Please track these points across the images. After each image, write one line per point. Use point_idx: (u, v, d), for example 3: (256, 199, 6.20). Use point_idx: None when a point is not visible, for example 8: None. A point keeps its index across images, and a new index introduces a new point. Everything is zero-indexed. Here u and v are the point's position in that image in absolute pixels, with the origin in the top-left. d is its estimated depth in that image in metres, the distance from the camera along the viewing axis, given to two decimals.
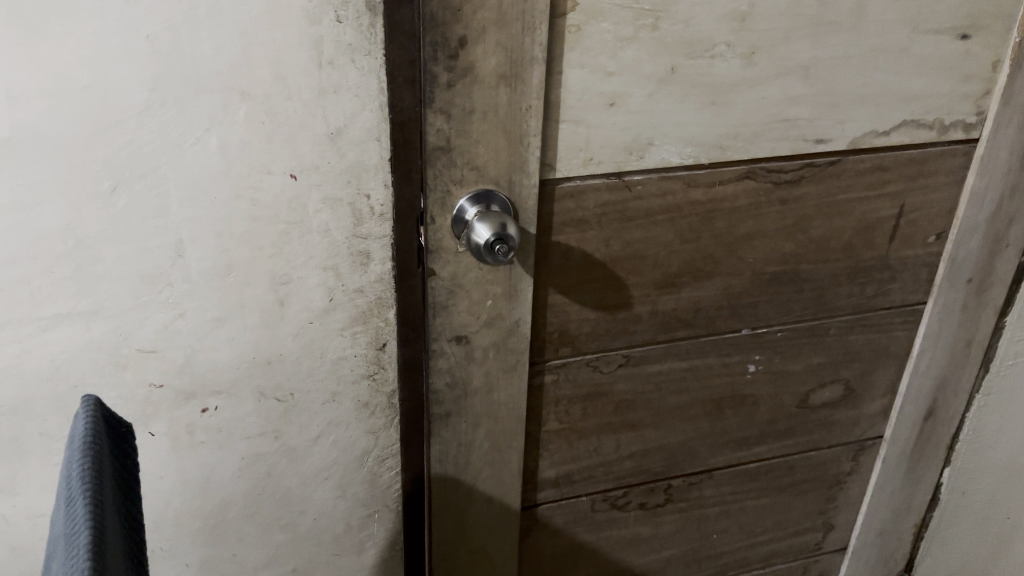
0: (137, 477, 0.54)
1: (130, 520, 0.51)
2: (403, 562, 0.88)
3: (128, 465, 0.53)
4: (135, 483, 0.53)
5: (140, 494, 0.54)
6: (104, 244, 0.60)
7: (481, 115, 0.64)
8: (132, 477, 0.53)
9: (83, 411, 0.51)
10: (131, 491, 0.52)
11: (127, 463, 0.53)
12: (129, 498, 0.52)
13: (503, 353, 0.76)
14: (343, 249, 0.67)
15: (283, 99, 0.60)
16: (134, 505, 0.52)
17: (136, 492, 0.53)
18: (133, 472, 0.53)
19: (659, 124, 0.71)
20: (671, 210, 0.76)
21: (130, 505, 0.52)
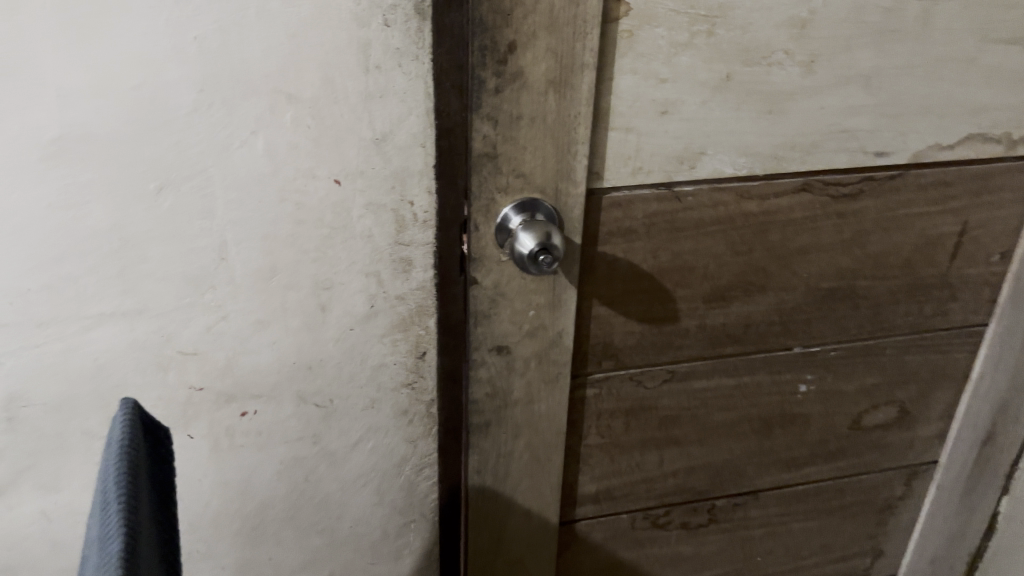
0: (172, 482, 0.54)
1: (164, 527, 0.51)
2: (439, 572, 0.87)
3: (164, 470, 0.53)
4: (170, 489, 0.53)
5: (176, 501, 0.54)
6: (149, 244, 0.59)
7: (529, 121, 0.62)
8: (168, 482, 0.53)
9: (122, 412, 0.51)
10: (165, 496, 0.52)
11: (164, 468, 0.53)
12: (164, 502, 0.52)
13: (545, 364, 0.75)
14: (386, 255, 0.66)
15: (331, 103, 0.59)
16: (169, 512, 0.52)
17: (171, 497, 0.53)
18: (168, 477, 0.53)
19: (712, 133, 0.68)
20: (722, 221, 0.73)
21: (165, 511, 0.51)
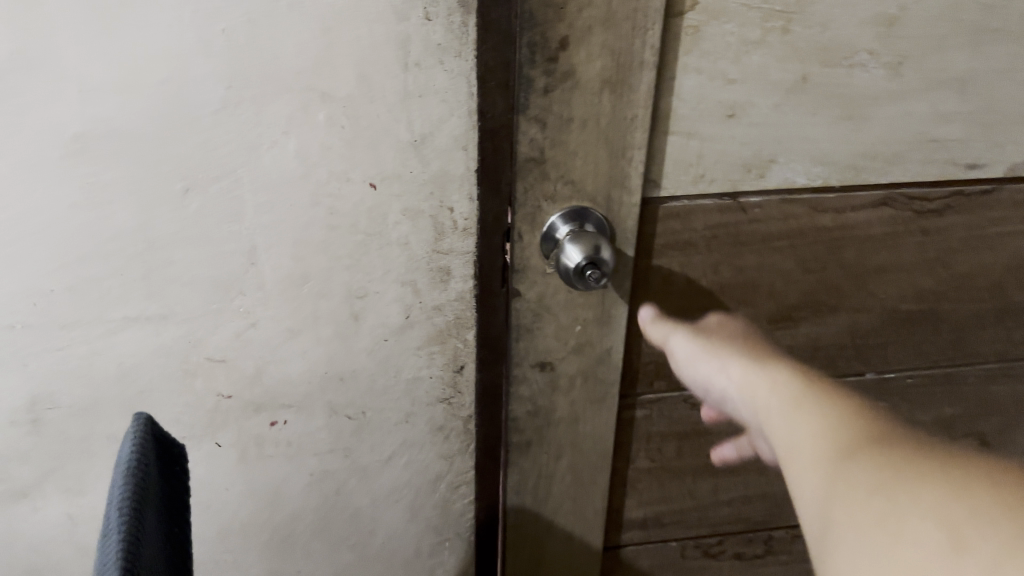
0: (183, 509, 0.51)
1: (172, 557, 0.48)
2: None
3: (174, 498, 0.50)
4: (179, 518, 0.50)
5: (185, 531, 0.51)
6: (175, 247, 0.57)
7: (581, 124, 0.57)
8: (177, 511, 0.50)
9: (133, 430, 0.48)
10: (175, 525, 0.49)
11: (175, 490, 0.51)
12: (173, 532, 0.49)
13: (591, 383, 0.70)
14: (423, 264, 0.62)
15: (366, 102, 0.55)
16: (178, 543, 0.49)
17: (181, 525, 0.50)
18: (178, 506, 0.50)
19: (784, 138, 0.62)
20: (792, 235, 0.67)
21: (173, 542, 0.49)
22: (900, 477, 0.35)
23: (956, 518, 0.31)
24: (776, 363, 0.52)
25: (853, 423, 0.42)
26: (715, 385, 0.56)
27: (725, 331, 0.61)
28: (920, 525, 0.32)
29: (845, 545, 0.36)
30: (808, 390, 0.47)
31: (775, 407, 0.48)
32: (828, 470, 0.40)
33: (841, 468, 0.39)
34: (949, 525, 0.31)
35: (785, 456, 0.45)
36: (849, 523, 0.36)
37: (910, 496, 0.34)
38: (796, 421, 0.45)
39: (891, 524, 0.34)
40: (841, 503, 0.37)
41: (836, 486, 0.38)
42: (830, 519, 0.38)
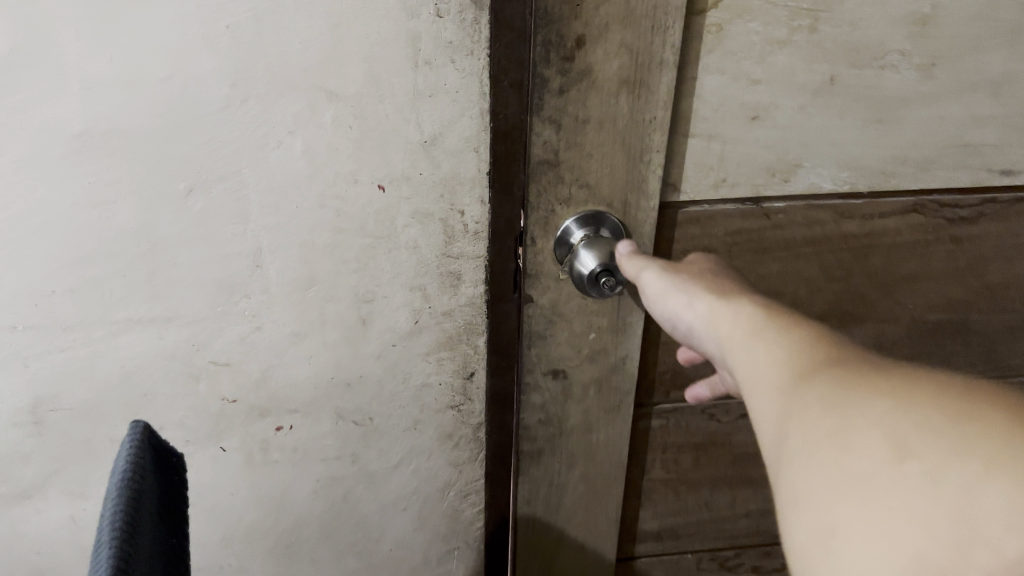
0: (178, 523, 0.50)
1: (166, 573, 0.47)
2: None
3: (169, 512, 0.49)
4: (174, 533, 0.49)
5: (180, 546, 0.49)
6: (179, 248, 0.56)
7: (597, 125, 0.55)
8: (172, 525, 0.49)
9: (129, 440, 0.47)
10: (170, 539, 0.48)
11: (172, 501, 0.49)
12: (167, 546, 0.47)
13: (606, 391, 0.68)
14: (433, 268, 0.60)
15: (375, 101, 0.53)
16: (172, 558, 0.48)
17: (176, 540, 0.49)
18: (173, 519, 0.49)
19: (809, 142, 0.59)
20: (817, 242, 0.65)
21: (168, 557, 0.47)
22: (846, 383, 0.31)
23: (903, 423, 0.28)
24: (749, 297, 0.43)
25: (811, 339, 0.36)
26: (682, 323, 0.47)
27: (702, 267, 0.50)
28: (866, 434, 0.29)
29: (787, 458, 0.32)
30: (773, 316, 0.40)
31: (737, 337, 0.40)
32: (773, 377, 0.35)
33: (788, 378, 0.34)
34: (896, 432, 0.28)
35: (744, 389, 0.38)
36: (790, 433, 0.32)
37: (859, 413, 0.29)
38: (755, 346, 0.38)
39: (834, 431, 0.30)
40: (784, 412, 0.33)
41: (779, 397, 0.34)
42: (774, 432, 0.34)
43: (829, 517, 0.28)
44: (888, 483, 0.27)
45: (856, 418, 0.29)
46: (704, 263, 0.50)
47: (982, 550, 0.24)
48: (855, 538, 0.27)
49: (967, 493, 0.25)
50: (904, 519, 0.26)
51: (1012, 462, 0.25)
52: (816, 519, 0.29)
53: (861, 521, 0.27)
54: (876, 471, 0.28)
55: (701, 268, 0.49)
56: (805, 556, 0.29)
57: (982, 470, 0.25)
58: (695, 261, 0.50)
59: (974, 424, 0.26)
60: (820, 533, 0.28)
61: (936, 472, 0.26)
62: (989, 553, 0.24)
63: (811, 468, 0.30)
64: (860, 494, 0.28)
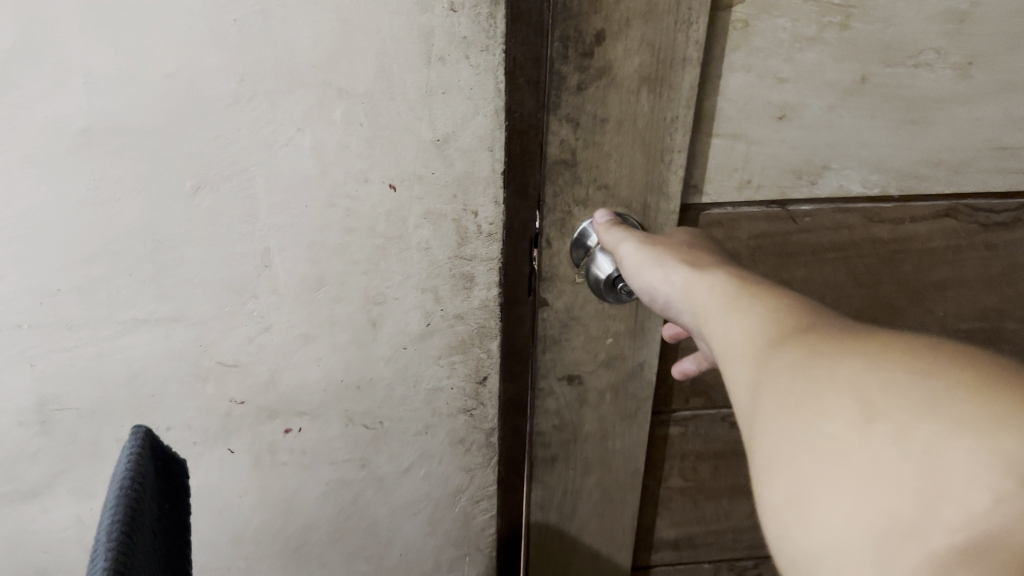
0: (175, 534, 0.48)
1: None
2: None
3: (167, 522, 0.47)
4: (172, 544, 0.47)
5: (176, 558, 0.48)
6: (185, 248, 0.54)
7: (616, 124, 0.53)
8: (170, 536, 0.47)
9: (128, 449, 0.46)
10: (167, 550, 0.46)
11: (170, 513, 0.48)
12: (165, 558, 0.46)
13: (622, 398, 0.66)
14: (445, 270, 0.59)
15: (387, 98, 0.51)
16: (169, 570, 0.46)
17: (173, 552, 0.47)
18: (171, 530, 0.47)
19: (839, 143, 0.57)
20: (844, 247, 0.62)
21: (164, 569, 0.45)
22: (813, 348, 0.29)
23: (871, 384, 0.26)
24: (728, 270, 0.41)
25: (787, 307, 0.34)
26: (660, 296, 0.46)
27: (685, 243, 0.49)
28: (833, 396, 0.26)
29: (753, 424, 0.29)
30: (749, 288, 0.37)
31: (713, 308, 0.38)
32: (743, 345, 0.33)
33: (758, 346, 0.32)
34: (864, 392, 0.26)
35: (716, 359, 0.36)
36: (758, 398, 0.30)
37: (832, 381, 0.27)
38: (731, 318, 0.35)
39: (801, 395, 0.27)
40: (755, 380, 0.30)
41: (749, 363, 0.31)
42: (744, 401, 0.31)
43: (798, 481, 0.26)
44: (855, 444, 0.25)
45: (824, 380, 0.27)
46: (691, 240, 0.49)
47: (948, 506, 0.23)
48: (824, 501, 0.25)
49: (934, 450, 0.23)
50: (872, 479, 0.24)
51: (981, 417, 0.23)
52: (783, 484, 0.27)
53: (830, 484, 0.25)
54: (844, 434, 0.25)
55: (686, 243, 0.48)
56: (775, 522, 0.27)
57: (950, 427, 0.23)
58: (682, 236, 0.49)
59: (942, 382, 0.24)
60: (789, 497, 0.26)
61: (904, 431, 0.24)
62: (955, 509, 0.22)
63: (777, 432, 0.28)
64: (827, 457, 0.25)
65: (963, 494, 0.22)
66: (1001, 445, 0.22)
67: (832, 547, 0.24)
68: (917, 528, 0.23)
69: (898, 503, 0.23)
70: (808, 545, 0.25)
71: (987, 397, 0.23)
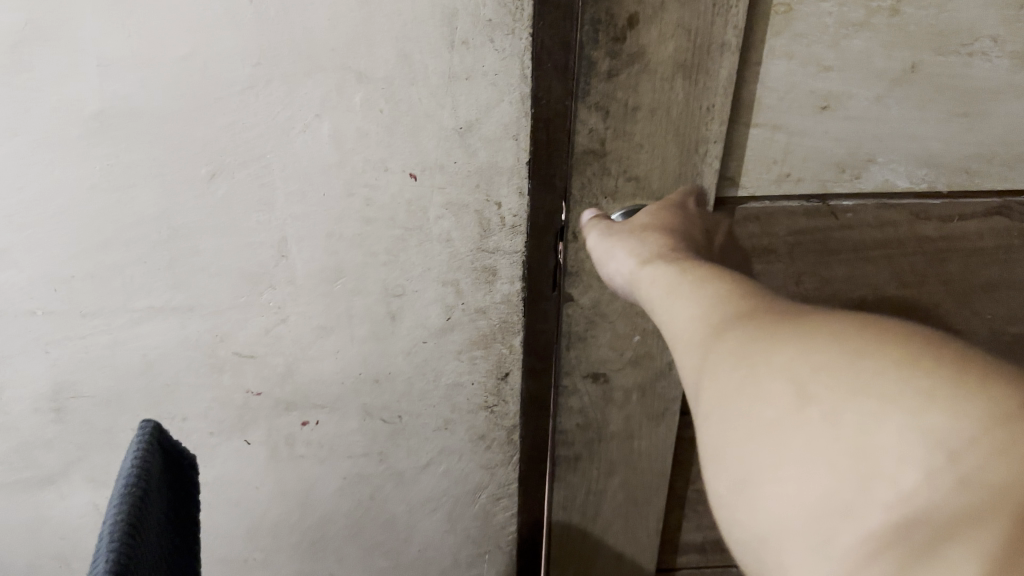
0: (181, 530, 0.47)
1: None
2: None
3: (173, 517, 0.46)
4: (177, 540, 0.46)
5: (182, 553, 0.46)
6: (201, 236, 0.53)
7: (649, 113, 0.51)
8: (176, 532, 0.46)
9: (134, 447, 0.44)
10: (173, 546, 0.45)
11: (175, 517, 0.46)
12: (170, 554, 0.45)
13: (650, 398, 0.63)
14: (466, 263, 0.57)
15: (407, 84, 0.49)
16: (174, 566, 0.45)
17: (178, 547, 0.46)
18: (177, 525, 0.46)
19: (885, 135, 0.54)
20: (889, 245, 0.58)
21: (170, 565, 0.44)
22: (750, 334, 0.28)
23: (805, 370, 0.25)
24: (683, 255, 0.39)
25: (732, 290, 0.32)
26: (620, 279, 0.43)
27: (645, 222, 0.46)
28: (770, 381, 0.25)
29: (701, 411, 0.28)
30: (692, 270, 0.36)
31: (660, 292, 0.36)
32: (688, 334, 0.31)
33: (700, 334, 0.30)
34: (799, 378, 0.25)
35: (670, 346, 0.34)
36: (703, 387, 0.28)
37: (775, 365, 0.26)
38: (675, 303, 0.34)
39: (743, 385, 0.26)
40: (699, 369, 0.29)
41: (695, 352, 0.30)
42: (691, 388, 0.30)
43: (743, 468, 0.25)
44: (791, 428, 0.24)
45: (762, 368, 0.26)
46: (653, 217, 0.46)
47: (882, 485, 0.22)
48: (766, 487, 0.24)
49: (868, 429, 0.23)
50: (807, 462, 0.23)
51: (911, 397, 0.22)
52: (727, 471, 0.26)
53: (770, 471, 0.24)
54: (782, 419, 0.25)
55: (646, 225, 0.45)
56: (726, 509, 0.26)
57: (881, 407, 0.23)
58: (644, 216, 0.47)
59: (872, 364, 0.24)
60: (737, 484, 0.25)
61: (837, 414, 0.23)
62: (886, 487, 0.22)
63: (720, 418, 0.27)
64: (766, 440, 0.25)
65: (895, 475, 0.22)
66: (932, 422, 0.22)
67: (778, 531, 0.24)
68: (855, 508, 0.22)
69: (835, 484, 0.23)
70: (758, 530, 0.25)
71: (916, 376, 0.23)
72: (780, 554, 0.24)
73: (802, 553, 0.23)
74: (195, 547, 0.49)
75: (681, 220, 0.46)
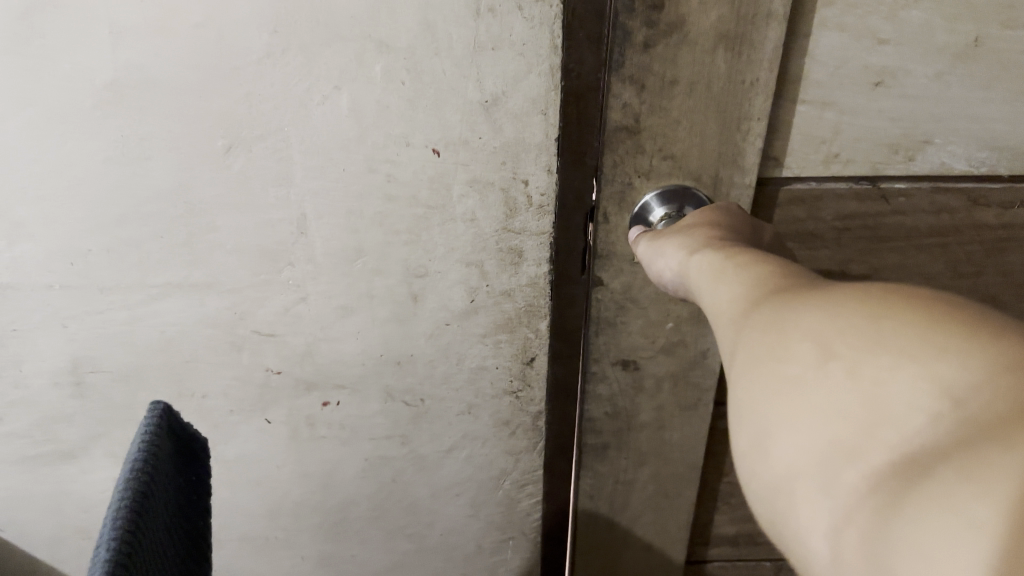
0: (188, 515, 0.45)
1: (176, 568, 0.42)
2: None
3: (180, 502, 0.45)
4: (184, 526, 0.45)
5: (189, 540, 0.45)
6: (218, 212, 0.51)
7: (687, 88, 0.47)
8: (183, 518, 0.44)
9: (142, 431, 0.43)
10: (179, 532, 0.44)
11: (183, 506, 0.45)
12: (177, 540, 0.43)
13: (682, 387, 0.60)
14: (491, 243, 0.54)
15: (431, 55, 0.46)
16: (180, 552, 0.43)
17: (185, 533, 0.44)
18: (184, 510, 0.45)
19: (944, 115, 0.49)
20: (944, 232, 0.55)
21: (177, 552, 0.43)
22: (783, 300, 0.25)
23: (829, 326, 0.22)
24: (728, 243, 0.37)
25: (777, 268, 0.29)
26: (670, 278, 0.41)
27: (692, 221, 0.44)
28: (793, 339, 0.23)
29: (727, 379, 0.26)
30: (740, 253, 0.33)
31: (704, 271, 0.34)
32: (725, 306, 0.29)
33: (735, 304, 0.28)
34: (821, 333, 0.22)
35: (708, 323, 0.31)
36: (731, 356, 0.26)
37: (801, 322, 0.23)
38: (716, 283, 0.32)
39: (767, 345, 0.24)
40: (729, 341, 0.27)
41: (727, 324, 0.28)
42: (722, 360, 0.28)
43: (757, 422, 0.23)
44: (807, 380, 0.22)
45: (786, 328, 0.24)
46: (700, 216, 0.44)
47: (890, 431, 0.19)
48: (775, 441, 0.22)
49: (881, 379, 0.20)
50: (819, 412, 0.21)
51: (931, 349, 0.19)
52: (744, 432, 0.23)
53: (782, 423, 0.22)
54: (800, 374, 0.22)
55: (693, 223, 0.43)
56: (742, 470, 0.24)
57: (898, 358, 0.20)
58: (695, 215, 0.44)
59: (895, 321, 0.21)
60: (751, 440, 0.23)
61: (856, 365, 0.20)
62: (894, 432, 0.19)
63: (742, 380, 0.24)
64: (783, 395, 0.22)
65: (906, 419, 0.19)
66: (949, 373, 0.19)
67: (782, 483, 0.21)
68: (859, 453, 0.19)
69: (843, 430, 0.20)
70: (767, 487, 0.22)
71: (940, 332, 0.20)
72: (786, 512, 0.21)
73: (808, 504, 0.20)
74: (202, 537, 0.47)
75: (730, 216, 0.43)
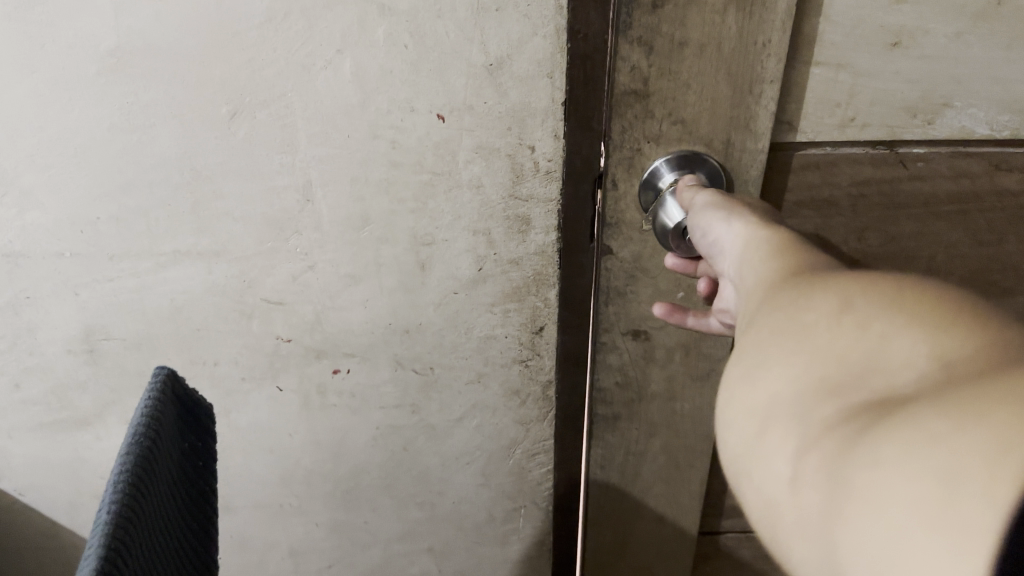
0: (191, 480, 0.46)
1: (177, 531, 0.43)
2: (553, 551, 0.79)
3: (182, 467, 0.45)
4: (185, 490, 0.45)
5: (189, 503, 0.45)
6: (223, 180, 0.51)
7: (698, 50, 0.46)
8: (184, 483, 0.45)
9: (144, 399, 0.43)
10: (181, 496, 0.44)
11: (185, 471, 0.45)
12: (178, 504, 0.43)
13: (693, 357, 0.59)
14: (498, 210, 0.54)
15: (433, 17, 0.45)
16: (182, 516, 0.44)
17: (186, 497, 0.45)
18: (185, 475, 0.45)
19: (966, 77, 0.48)
20: (963, 198, 0.53)
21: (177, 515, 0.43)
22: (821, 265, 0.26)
23: (854, 285, 0.23)
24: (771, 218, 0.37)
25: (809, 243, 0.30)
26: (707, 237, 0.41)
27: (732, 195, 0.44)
28: (816, 292, 0.24)
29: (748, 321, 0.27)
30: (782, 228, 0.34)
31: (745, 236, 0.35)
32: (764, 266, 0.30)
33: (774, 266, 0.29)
34: (844, 289, 0.23)
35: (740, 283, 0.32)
36: (756, 304, 0.27)
37: (829, 280, 0.24)
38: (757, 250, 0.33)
39: (793, 294, 0.25)
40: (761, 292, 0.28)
41: (761, 281, 0.29)
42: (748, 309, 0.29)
43: (761, 356, 0.24)
44: (816, 327, 0.23)
45: (816, 284, 0.25)
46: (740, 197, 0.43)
47: (881, 379, 0.20)
48: (773, 374, 0.23)
49: (888, 335, 0.21)
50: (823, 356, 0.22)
51: (940, 317, 0.20)
52: (745, 365, 0.25)
53: (784, 361, 0.23)
54: (813, 320, 0.23)
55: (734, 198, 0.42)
56: (730, 395, 0.25)
57: (908, 321, 0.21)
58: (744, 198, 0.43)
59: (915, 293, 0.22)
60: (748, 368, 0.25)
61: (867, 319, 0.22)
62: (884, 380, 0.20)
63: (760, 322, 0.26)
64: (792, 337, 0.24)
65: (900, 371, 0.20)
66: (950, 337, 0.20)
67: (767, 410, 0.23)
68: (846, 392, 0.21)
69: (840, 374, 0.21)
70: (749, 412, 0.24)
71: (955, 307, 0.21)
72: (762, 434, 0.23)
73: (784, 430, 0.22)
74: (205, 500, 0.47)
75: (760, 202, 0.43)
